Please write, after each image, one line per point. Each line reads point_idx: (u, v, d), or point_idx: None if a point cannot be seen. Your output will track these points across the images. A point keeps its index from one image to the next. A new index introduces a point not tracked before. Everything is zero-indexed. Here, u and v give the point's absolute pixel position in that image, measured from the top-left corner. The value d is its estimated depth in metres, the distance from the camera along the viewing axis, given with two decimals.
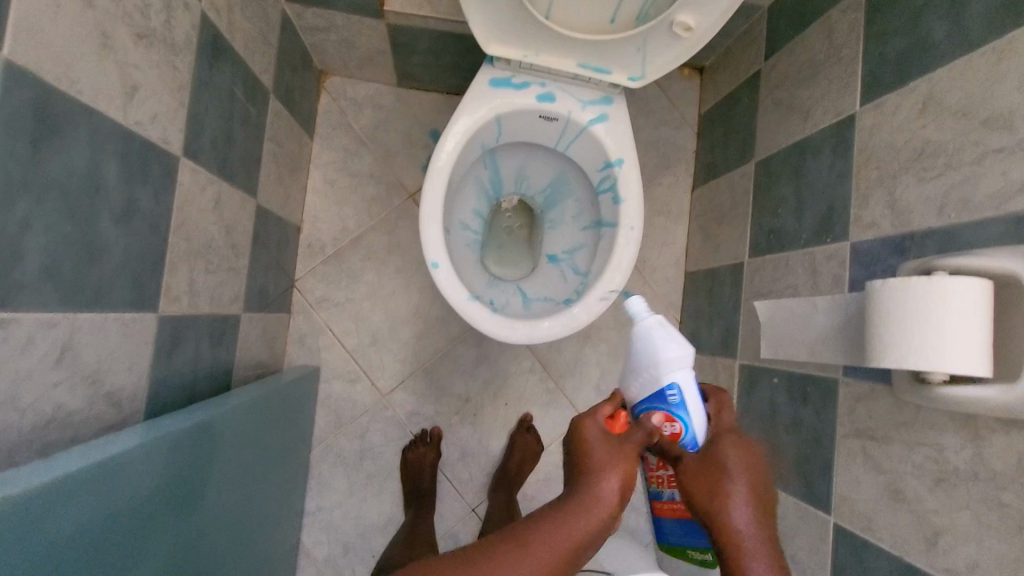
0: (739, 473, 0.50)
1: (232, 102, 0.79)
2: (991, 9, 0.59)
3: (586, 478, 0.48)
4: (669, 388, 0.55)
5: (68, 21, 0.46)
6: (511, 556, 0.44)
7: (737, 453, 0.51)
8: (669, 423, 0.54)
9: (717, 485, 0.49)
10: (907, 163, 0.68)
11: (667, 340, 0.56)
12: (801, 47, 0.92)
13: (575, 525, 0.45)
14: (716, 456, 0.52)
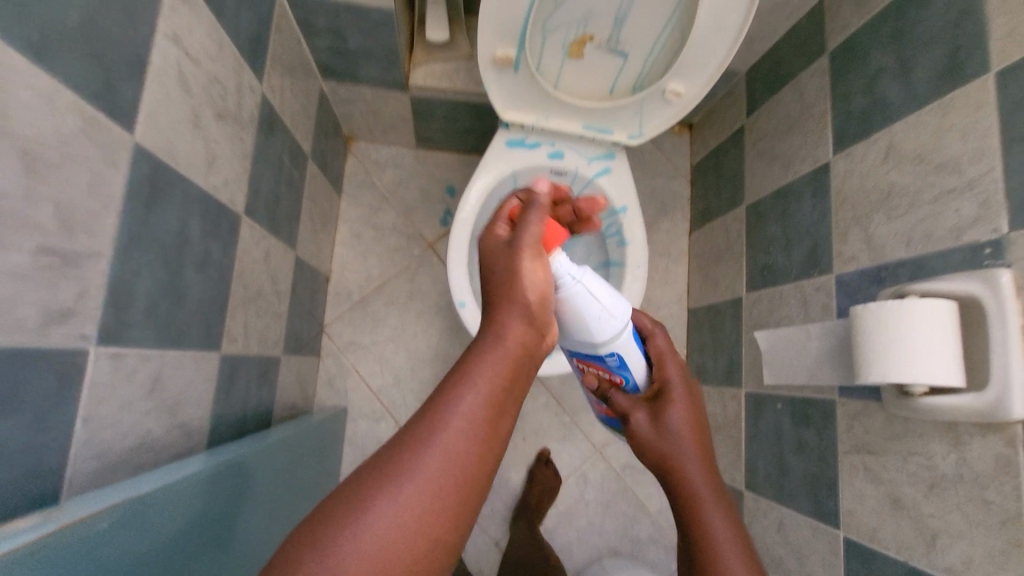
0: (683, 426, 0.55)
1: (280, 167, 0.90)
2: (931, 75, 0.70)
3: (505, 304, 0.43)
4: (610, 355, 0.59)
5: (174, 108, 0.56)
6: (458, 418, 0.36)
7: (680, 411, 0.55)
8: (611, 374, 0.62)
9: (661, 439, 0.54)
10: (877, 203, 0.77)
11: (603, 310, 0.55)
12: (778, 105, 1.04)
13: (510, 348, 0.41)
14: (663, 411, 0.56)
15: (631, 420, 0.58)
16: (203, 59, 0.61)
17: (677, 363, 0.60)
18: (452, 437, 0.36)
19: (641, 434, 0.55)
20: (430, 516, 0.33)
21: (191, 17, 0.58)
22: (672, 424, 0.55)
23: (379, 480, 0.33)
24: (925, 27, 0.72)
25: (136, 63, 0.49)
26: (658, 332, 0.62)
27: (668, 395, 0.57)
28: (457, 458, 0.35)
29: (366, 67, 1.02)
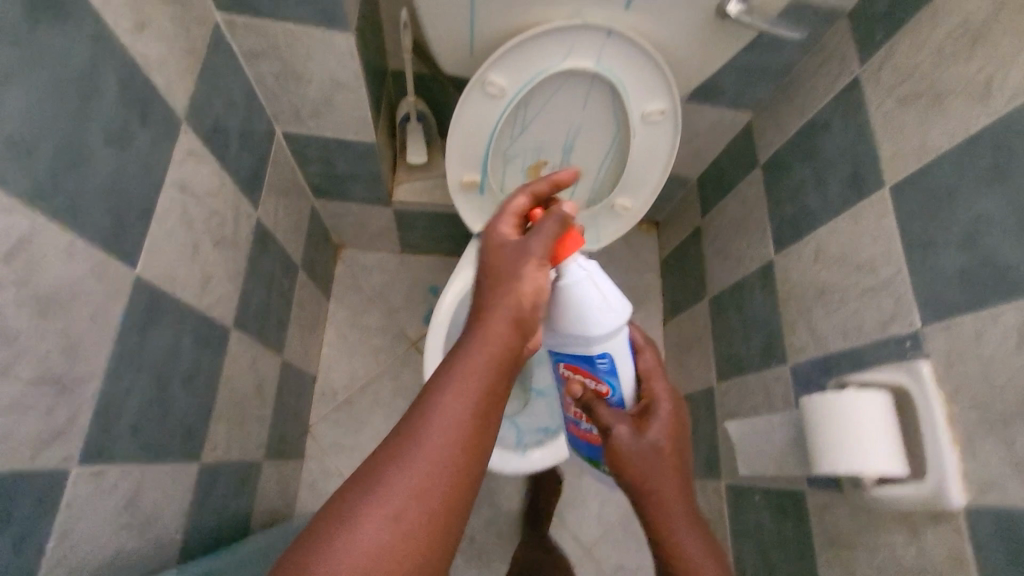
0: (662, 442, 0.61)
1: (271, 280, 0.98)
2: (840, 188, 0.80)
3: (486, 315, 0.46)
4: (601, 357, 0.61)
5: (174, 242, 0.64)
6: (443, 419, 0.41)
7: (661, 429, 0.62)
8: (598, 384, 0.65)
9: (642, 453, 0.61)
10: (815, 298, 0.84)
11: (604, 310, 0.56)
12: (727, 209, 1.15)
13: (487, 357, 0.44)
14: (645, 428, 0.62)
15: (613, 432, 0.62)
16: (205, 197, 0.70)
17: (662, 381, 0.65)
18: (442, 434, 0.40)
19: (625, 448, 0.61)
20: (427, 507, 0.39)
21: (198, 165, 0.68)
22: (652, 438, 0.61)
23: (386, 475, 0.39)
24: (832, 148, 0.83)
25: (146, 211, 0.57)
26: (648, 351, 0.66)
27: (652, 414, 0.63)
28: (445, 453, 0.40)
29: (354, 187, 1.14)
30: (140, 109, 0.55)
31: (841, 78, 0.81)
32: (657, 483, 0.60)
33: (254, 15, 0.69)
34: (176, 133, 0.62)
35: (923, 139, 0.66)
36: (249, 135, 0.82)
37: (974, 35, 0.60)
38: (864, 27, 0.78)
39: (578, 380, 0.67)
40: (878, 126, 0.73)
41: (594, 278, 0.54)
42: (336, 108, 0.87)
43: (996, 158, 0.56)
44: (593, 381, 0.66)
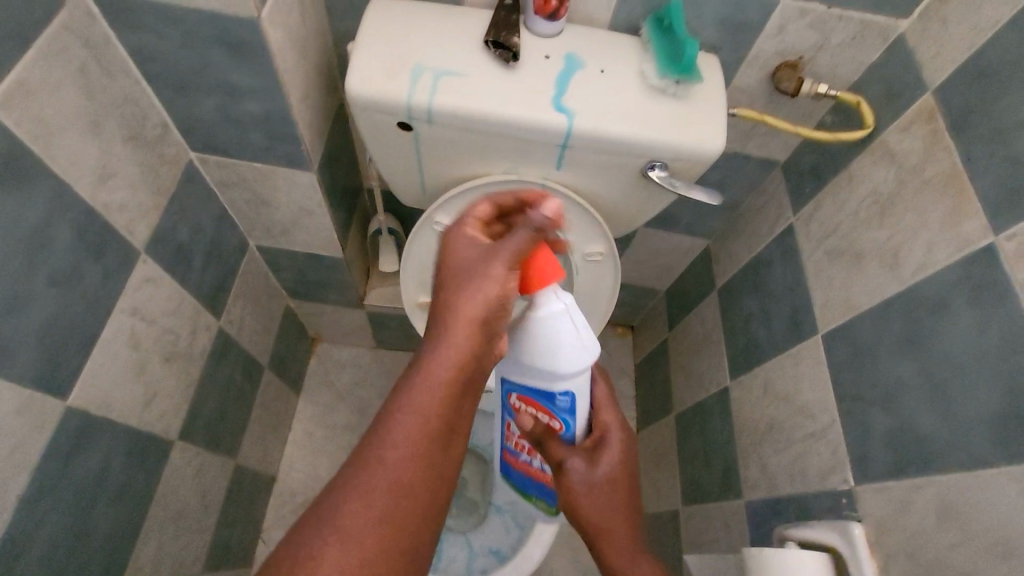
0: (613, 470, 0.65)
1: (230, 385, 0.99)
2: (782, 325, 0.81)
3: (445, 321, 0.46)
4: (564, 394, 0.60)
5: (122, 365, 0.66)
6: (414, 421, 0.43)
7: (613, 460, 0.65)
8: (552, 420, 0.64)
9: (593, 483, 0.64)
10: (764, 433, 0.83)
11: (576, 345, 0.53)
12: (691, 326, 1.16)
13: (451, 360, 0.45)
14: (597, 459, 0.65)
15: (566, 465, 0.64)
16: (162, 318, 0.73)
17: (613, 410, 0.67)
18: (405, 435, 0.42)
19: (579, 479, 0.64)
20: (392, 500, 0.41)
21: (156, 290, 0.71)
22: (604, 470, 0.65)
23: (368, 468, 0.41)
24: (774, 285, 0.85)
25: (88, 343, 0.59)
26: (600, 381, 0.66)
27: (603, 445, 0.66)
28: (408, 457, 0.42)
29: (327, 292, 1.18)
30: (97, 253, 0.59)
31: (780, 222, 0.86)
32: (608, 520, 0.65)
33: (225, 155, 0.75)
34: (135, 264, 0.66)
35: (847, 293, 0.68)
36: (217, 252, 0.86)
37: (882, 205, 0.64)
38: (796, 178, 0.83)
39: (530, 414, 0.66)
40: (812, 271, 0.76)
41: (569, 311, 0.52)
42: (305, 228, 0.92)
43: (908, 325, 0.58)
44: (547, 417, 0.64)
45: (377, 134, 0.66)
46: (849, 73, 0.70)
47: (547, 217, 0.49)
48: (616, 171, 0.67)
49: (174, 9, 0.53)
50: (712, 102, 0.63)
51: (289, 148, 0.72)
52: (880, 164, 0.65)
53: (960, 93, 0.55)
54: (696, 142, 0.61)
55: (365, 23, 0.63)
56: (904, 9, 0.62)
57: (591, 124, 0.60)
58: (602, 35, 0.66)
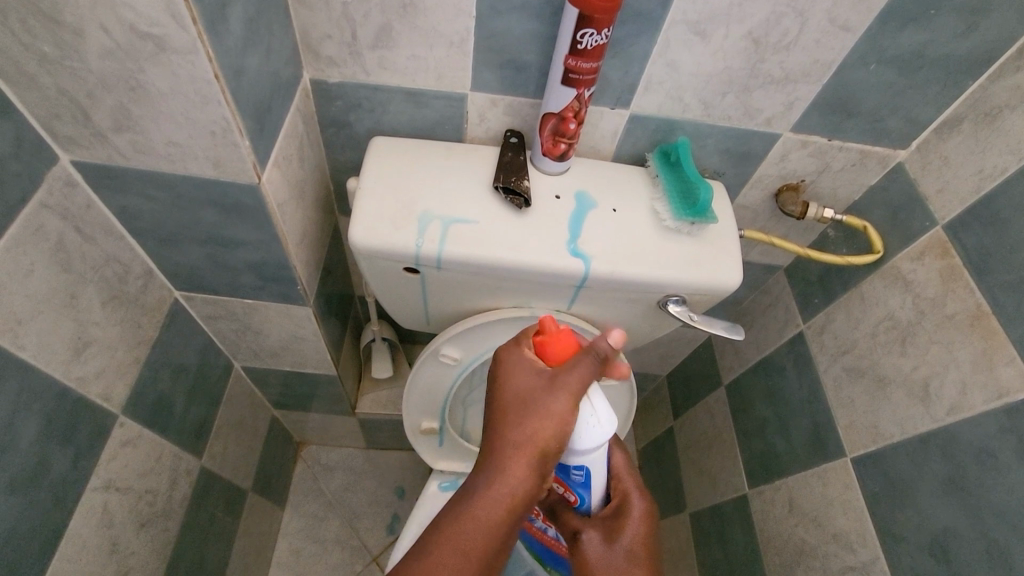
0: (633, 550, 0.51)
1: (210, 523, 0.87)
2: (807, 438, 0.76)
3: (507, 454, 0.43)
4: (578, 469, 0.53)
5: (85, 551, 0.57)
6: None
7: (634, 532, 0.52)
8: (567, 491, 0.57)
9: (610, 565, 0.51)
10: (797, 557, 0.75)
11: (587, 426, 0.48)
12: (697, 417, 1.08)
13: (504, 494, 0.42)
14: (617, 531, 0.53)
15: (581, 538, 0.54)
16: (137, 481, 0.65)
17: (634, 476, 0.57)
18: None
19: (593, 555, 0.52)
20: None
21: (132, 451, 0.63)
22: (621, 548, 0.51)
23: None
24: (789, 393, 0.81)
25: (47, 541, 0.52)
26: (618, 456, 0.58)
27: (625, 514, 0.54)
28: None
29: (315, 403, 1.08)
30: (67, 437, 0.53)
31: (789, 327, 0.83)
32: None
33: (212, 294, 0.70)
34: (109, 431, 0.59)
35: (874, 419, 0.65)
36: (201, 386, 0.79)
37: (901, 334, 0.63)
38: (802, 286, 0.81)
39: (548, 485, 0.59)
40: (832, 387, 0.72)
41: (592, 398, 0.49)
42: (295, 350, 0.86)
43: (950, 469, 0.56)
44: (562, 488, 0.57)
45: (380, 276, 0.63)
46: (849, 194, 0.71)
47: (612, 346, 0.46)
48: (632, 304, 0.65)
49: (166, 176, 0.50)
50: (726, 240, 0.62)
51: (283, 286, 0.68)
52: (895, 290, 0.64)
53: (974, 233, 0.56)
54: (716, 280, 0.60)
55: (367, 170, 0.61)
56: (901, 142, 0.63)
57: (608, 268, 0.58)
58: (609, 170, 0.65)
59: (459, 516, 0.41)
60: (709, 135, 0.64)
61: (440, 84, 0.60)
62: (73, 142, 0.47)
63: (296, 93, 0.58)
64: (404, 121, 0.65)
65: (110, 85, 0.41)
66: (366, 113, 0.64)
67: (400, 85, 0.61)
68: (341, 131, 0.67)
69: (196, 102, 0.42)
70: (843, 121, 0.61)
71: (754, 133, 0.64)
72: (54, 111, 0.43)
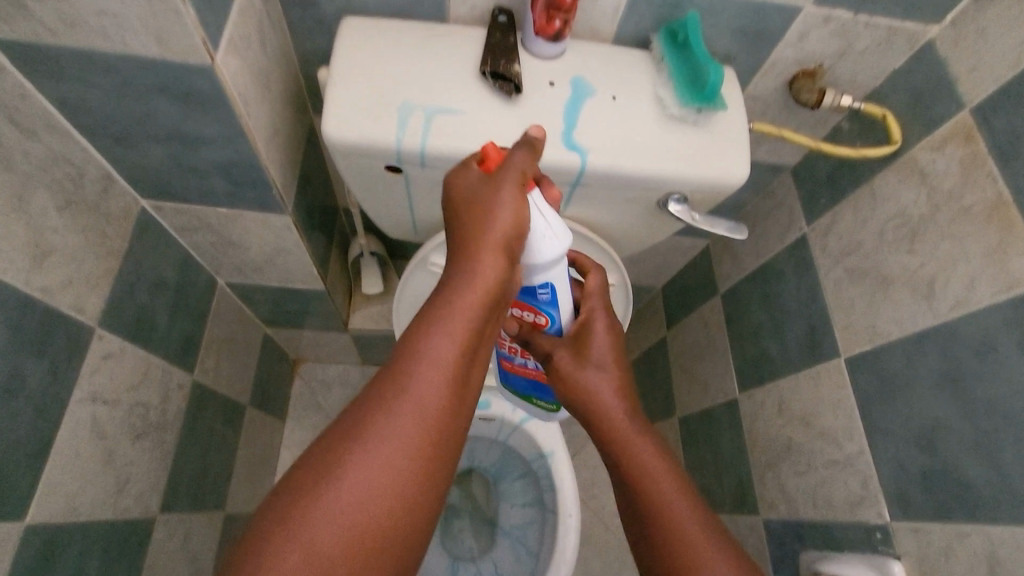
0: (606, 361, 0.58)
1: (211, 435, 0.88)
2: (801, 342, 0.76)
3: (469, 258, 0.42)
4: (543, 287, 0.52)
5: (81, 461, 0.57)
6: (413, 407, 0.36)
7: (603, 344, 0.58)
8: (537, 315, 0.56)
9: (587, 377, 0.57)
10: (783, 453, 0.78)
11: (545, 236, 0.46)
12: (690, 326, 1.08)
13: (472, 296, 0.41)
14: (586, 346, 0.58)
15: (554, 356, 0.58)
16: (125, 394, 0.64)
17: (600, 296, 0.61)
18: (403, 424, 0.36)
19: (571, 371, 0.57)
20: (355, 552, 0.33)
21: (116, 365, 0.62)
22: (595, 360, 0.58)
23: (288, 538, 0.32)
24: (786, 297, 0.80)
25: (37, 451, 0.51)
26: (582, 284, 0.61)
27: (588, 329, 0.59)
28: (397, 465, 0.35)
29: (306, 319, 1.07)
30: (39, 348, 0.50)
31: (791, 231, 0.80)
32: (605, 406, 0.56)
33: (183, 202, 0.65)
34: (87, 344, 0.57)
35: (872, 319, 0.64)
36: (184, 302, 0.76)
37: (910, 230, 0.60)
38: (809, 187, 0.77)
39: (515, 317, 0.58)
40: (831, 289, 0.71)
41: (538, 207, 0.45)
42: (279, 264, 0.82)
43: (947, 364, 0.55)
44: (530, 313, 0.56)
45: (361, 177, 0.58)
46: (868, 82, 0.65)
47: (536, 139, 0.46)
48: (630, 205, 0.61)
49: (106, 58, 0.44)
50: (734, 131, 0.57)
51: (257, 192, 0.63)
52: (909, 184, 0.61)
53: (1005, 116, 0.51)
54: (722, 174, 0.56)
55: (338, 54, 0.54)
56: (935, 16, 0.57)
57: (607, 162, 0.54)
58: (609, 53, 0.58)
59: (426, 327, 0.39)
60: (722, 10, 0.57)
61: None
62: None
63: None
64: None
65: None
66: None
67: None
68: (307, 11, 0.59)
69: None
70: None
71: (772, 8, 0.57)
72: None
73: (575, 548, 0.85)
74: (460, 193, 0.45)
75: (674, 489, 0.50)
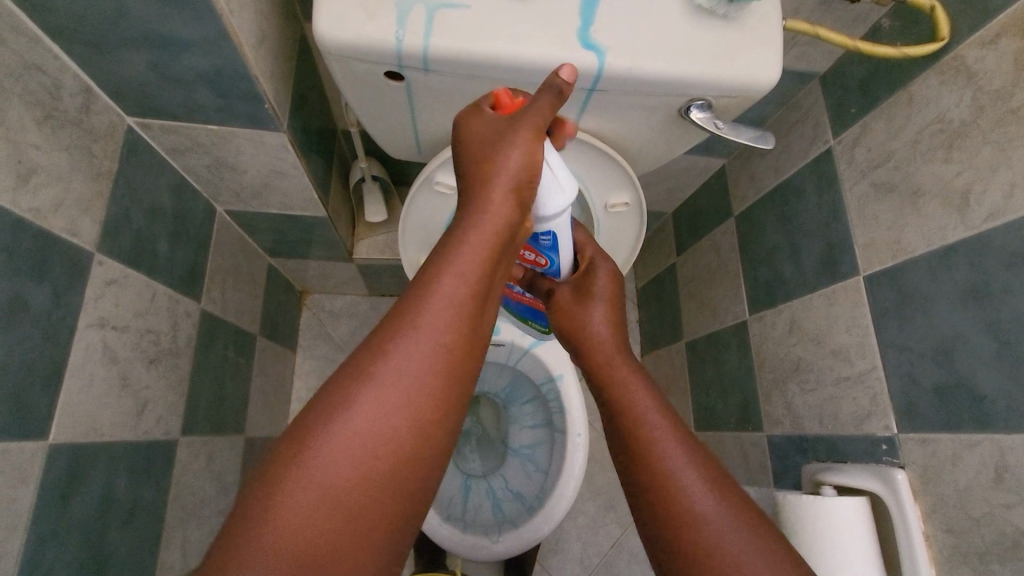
0: (603, 302, 0.57)
1: (224, 363, 0.89)
2: (818, 262, 0.74)
3: (484, 195, 0.40)
4: (546, 236, 0.52)
5: (96, 385, 0.57)
6: (427, 335, 0.35)
7: (603, 289, 0.57)
8: (538, 257, 0.57)
9: (586, 322, 0.56)
10: (792, 372, 0.78)
11: (552, 191, 0.45)
12: (701, 251, 1.06)
13: (483, 237, 0.39)
14: (587, 292, 0.58)
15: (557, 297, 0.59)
16: (133, 320, 0.63)
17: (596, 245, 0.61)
18: (412, 364, 0.34)
19: (569, 312, 0.57)
20: (365, 482, 0.32)
21: (121, 291, 0.60)
22: (596, 302, 0.57)
23: (297, 467, 0.31)
24: (805, 216, 0.77)
25: (50, 375, 0.51)
26: (580, 228, 0.62)
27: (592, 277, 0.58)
28: (405, 399, 0.34)
29: (310, 249, 1.05)
30: (37, 272, 0.49)
31: (816, 144, 0.75)
32: (598, 347, 0.55)
33: (171, 119, 0.61)
34: (88, 269, 0.55)
35: (898, 234, 0.61)
36: (183, 228, 0.74)
37: (948, 137, 0.56)
38: (839, 95, 0.72)
39: (519, 264, 0.61)
40: (854, 206, 0.68)
41: (549, 159, 0.45)
42: (278, 189, 0.79)
43: (974, 277, 0.53)
44: (532, 254, 0.57)
45: (358, 85, 0.54)
46: None
47: (568, 79, 0.43)
48: (649, 113, 0.57)
49: None
50: (766, 23, 0.52)
51: (247, 105, 0.59)
52: (952, 86, 0.56)
53: None
54: (750, 74, 0.51)
55: None
56: None
57: (626, 62, 0.49)
58: None
59: (433, 262, 0.38)
60: None
61: None
62: None
63: None
64: None
65: None
66: None
67: None
68: None
69: None
70: None
71: None
72: None
73: (584, 464, 0.87)
74: (480, 131, 0.43)
75: (667, 423, 0.47)
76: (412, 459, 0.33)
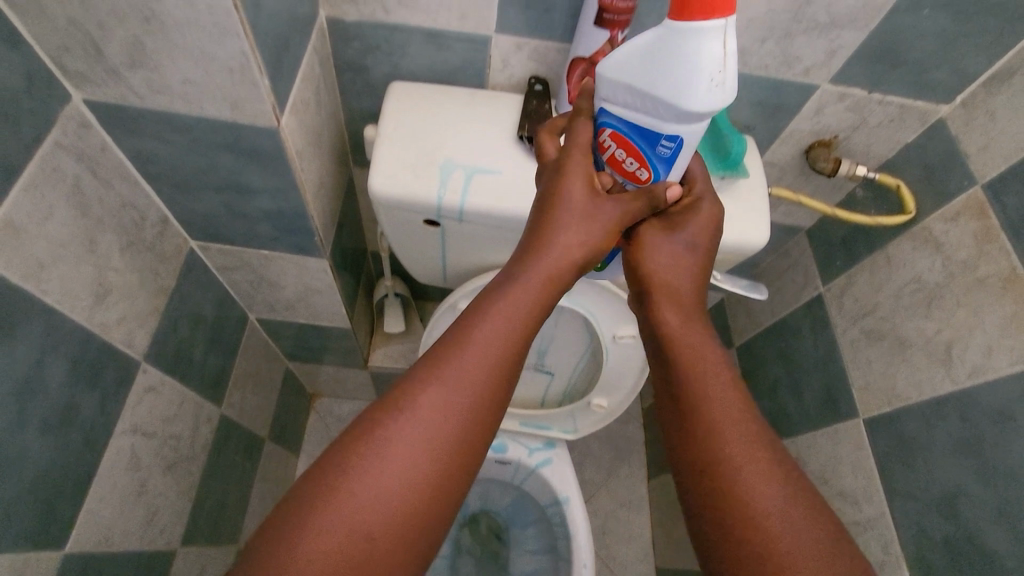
0: (694, 246, 0.49)
1: (231, 468, 0.89)
2: (819, 400, 0.76)
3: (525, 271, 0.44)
4: (669, 139, 0.42)
5: (116, 491, 0.59)
6: (439, 412, 0.38)
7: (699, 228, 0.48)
8: (639, 169, 0.46)
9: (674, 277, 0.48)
10: None
11: (711, 77, 0.37)
12: None
13: (513, 315, 0.42)
14: (680, 227, 0.49)
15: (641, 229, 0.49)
16: (160, 427, 0.66)
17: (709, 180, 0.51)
18: (422, 430, 0.37)
19: (656, 253, 0.49)
20: (383, 539, 0.34)
21: (155, 398, 0.64)
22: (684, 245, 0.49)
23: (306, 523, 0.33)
24: (803, 355, 0.81)
25: (80, 481, 0.53)
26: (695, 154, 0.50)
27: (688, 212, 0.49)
28: (428, 458, 0.36)
29: (328, 356, 1.09)
30: (93, 382, 0.53)
31: (807, 289, 0.82)
32: (686, 315, 0.47)
33: (229, 244, 0.69)
34: (133, 378, 0.59)
35: (891, 382, 0.65)
36: (219, 337, 0.79)
37: (927, 296, 0.62)
38: (825, 247, 0.80)
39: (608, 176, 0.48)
40: (848, 349, 0.72)
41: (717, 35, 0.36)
42: (310, 303, 0.85)
43: (966, 431, 0.56)
44: (634, 164, 0.45)
45: (399, 227, 0.62)
46: (882, 152, 0.69)
47: None
48: None
49: (182, 119, 0.48)
50: (753, 194, 0.60)
51: (299, 237, 0.67)
52: (924, 252, 0.63)
53: (1015, 192, 0.54)
54: (741, 234, 0.59)
55: (386, 114, 0.59)
56: (946, 96, 0.60)
57: None
58: None
59: (468, 327, 0.41)
60: (744, 84, 0.61)
61: (464, 24, 0.57)
62: (84, 78, 0.45)
63: (313, 33, 0.55)
64: (423, 64, 0.62)
65: (123, 17, 0.39)
66: (384, 57, 0.62)
67: (422, 24, 0.58)
68: (358, 76, 0.64)
69: (213, 35, 0.40)
70: (888, 71, 0.58)
71: (790, 84, 0.61)
72: (65, 45, 0.41)
73: None
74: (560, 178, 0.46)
75: (755, 436, 0.41)
76: (419, 521, 0.35)
